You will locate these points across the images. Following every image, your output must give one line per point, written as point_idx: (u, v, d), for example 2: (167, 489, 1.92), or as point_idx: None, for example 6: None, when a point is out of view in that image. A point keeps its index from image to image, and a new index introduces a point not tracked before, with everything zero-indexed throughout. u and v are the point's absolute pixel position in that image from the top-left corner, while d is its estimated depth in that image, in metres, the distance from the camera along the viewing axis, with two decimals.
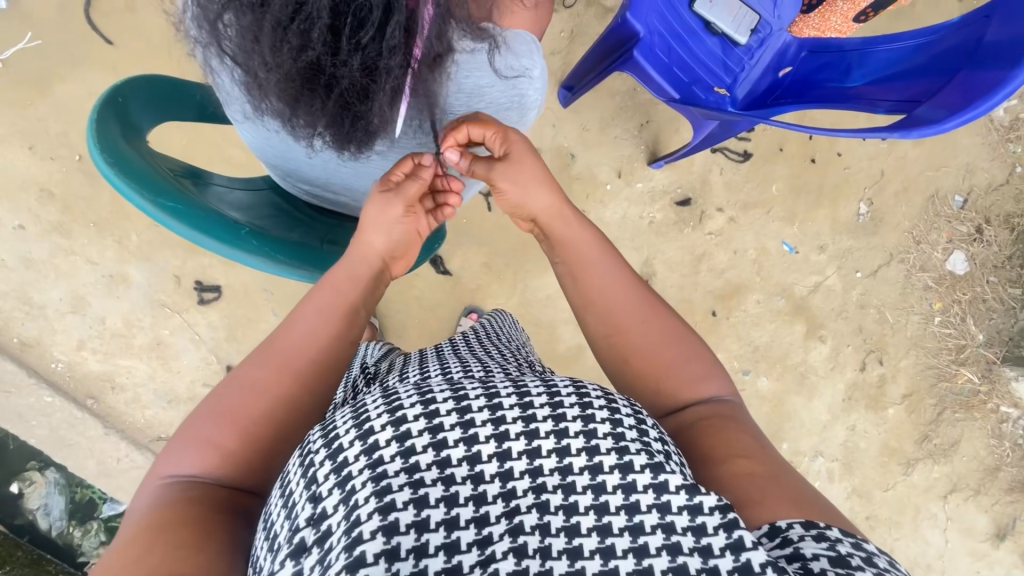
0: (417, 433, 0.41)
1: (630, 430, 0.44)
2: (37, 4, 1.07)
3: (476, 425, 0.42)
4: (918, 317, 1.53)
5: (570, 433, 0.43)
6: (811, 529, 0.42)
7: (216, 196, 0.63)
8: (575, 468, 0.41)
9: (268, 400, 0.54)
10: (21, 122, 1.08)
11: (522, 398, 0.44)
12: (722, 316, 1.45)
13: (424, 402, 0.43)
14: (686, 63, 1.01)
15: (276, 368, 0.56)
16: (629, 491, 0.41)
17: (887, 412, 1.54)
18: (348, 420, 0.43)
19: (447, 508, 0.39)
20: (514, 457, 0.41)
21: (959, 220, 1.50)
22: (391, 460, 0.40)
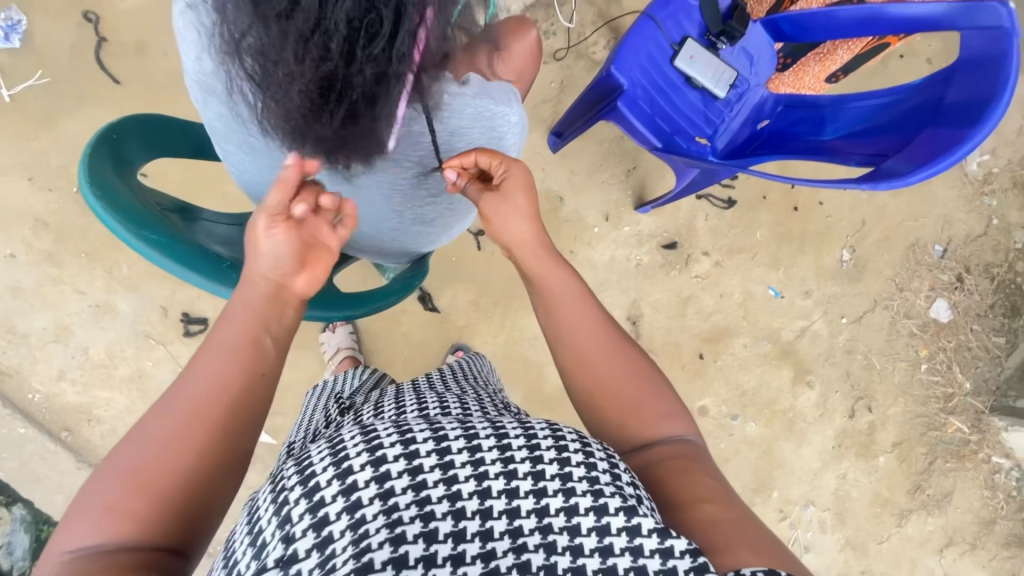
0: (396, 474, 0.41)
1: (605, 472, 0.44)
2: (50, 45, 1.12)
3: (455, 466, 0.42)
4: (905, 364, 1.53)
5: (547, 475, 0.42)
6: None
7: (202, 230, 0.64)
8: (552, 509, 0.41)
9: (166, 461, 0.47)
10: (23, 154, 1.11)
11: (500, 440, 0.44)
12: (709, 359, 1.45)
13: (403, 440, 0.42)
14: (669, 114, 1.05)
15: (179, 424, 0.48)
16: (602, 533, 0.40)
17: (878, 461, 1.52)
18: (326, 456, 0.42)
19: (424, 546, 0.39)
20: (493, 496, 0.41)
21: (940, 269, 1.54)
22: (369, 502, 0.40)
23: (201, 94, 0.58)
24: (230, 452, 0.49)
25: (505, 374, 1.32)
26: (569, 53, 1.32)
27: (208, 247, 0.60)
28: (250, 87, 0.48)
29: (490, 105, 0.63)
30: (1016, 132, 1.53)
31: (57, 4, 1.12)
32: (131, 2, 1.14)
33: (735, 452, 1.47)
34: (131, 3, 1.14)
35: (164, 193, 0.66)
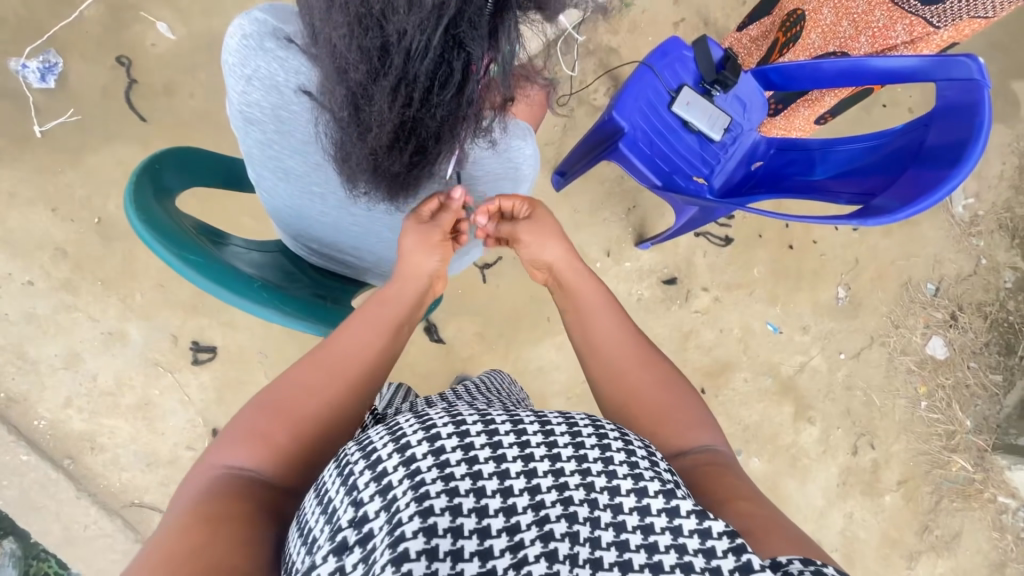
0: (450, 449, 0.42)
1: (642, 459, 0.46)
2: (83, 85, 1.18)
3: (504, 446, 0.43)
4: (905, 401, 1.55)
5: (590, 458, 0.44)
6: (809, 565, 0.41)
7: (232, 254, 0.68)
8: (597, 486, 0.43)
9: (288, 433, 0.54)
10: (49, 186, 1.15)
11: (544, 426, 0.45)
12: (711, 394, 1.46)
13: (456, 422, 0.44)
14: (668, 155, 1.11)
15: (301, 406, 0.56)
16: (643, 512, 0.42)
17: (884, 500, 1.51)
18: (384, 436, 0.44)
19: (479, 517, 0.40)
20: (540, 475, 0.43)
21: (933, 307, 1.57)
22: (428, 470, 0.41)
23: (243, 125, 0.63)
24: (356, 412, 0.58)
25: None
26: (572, 98, 1.40)
27: (239, 268, 0.63)
28: (333, 123, 0.54)
29: (513, 141, 0.65)
30: (997, 177, 1.60)
31: (92, 48, 1.19)
32: (162, 47, 1.22)
33: None
34: (162, 48, 1.22)
35: (196, 220, 0.70)
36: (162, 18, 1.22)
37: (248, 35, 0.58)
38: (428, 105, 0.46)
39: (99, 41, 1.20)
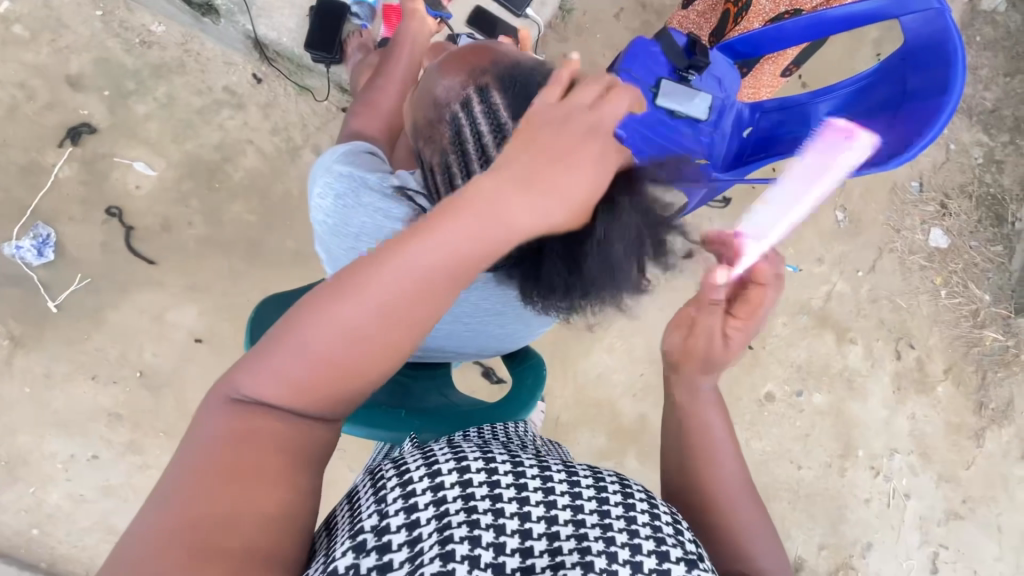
0: (475, 469, 0.45)
1: (668, 525, 0.46)
2: (82, 247, 1.16)
3: (526, 477, 0.46)
4: (927, 296, 1.63)
5: (613, 515, 0.45)
6: None
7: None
8: (616, 527, 0.44)
9: (358, 369, 0.49)
10: (80, 356, 1.13)
11: (570, 475, 0.47)
12: (758, 347, 1.52)
13: (485, 458, 0.47)
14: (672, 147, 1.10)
15: (384, 321, 0.48)
16: (662, 558, 0.43)
17: (938, 392, 1.60)
18: (418, 459, 0.48)
19: (496, 533, 0.43)
20: (559, 507, 0.45)
21: (923, 202, 1.67)
22: (450, 486, 0.44)
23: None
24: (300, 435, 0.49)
25: (582, 419, 1.37)
26: None
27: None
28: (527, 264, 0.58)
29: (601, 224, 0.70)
30: None
31: (79, 209, 1.17)
32: (146, 186, 1.21)
33: (811, 425, 1.51)
34: (146, 187, 1.21)
35: None
36: (138, 157, 1.21)
37: (338, 191, 0.66)
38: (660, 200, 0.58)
39: (83, 199, 1.18)
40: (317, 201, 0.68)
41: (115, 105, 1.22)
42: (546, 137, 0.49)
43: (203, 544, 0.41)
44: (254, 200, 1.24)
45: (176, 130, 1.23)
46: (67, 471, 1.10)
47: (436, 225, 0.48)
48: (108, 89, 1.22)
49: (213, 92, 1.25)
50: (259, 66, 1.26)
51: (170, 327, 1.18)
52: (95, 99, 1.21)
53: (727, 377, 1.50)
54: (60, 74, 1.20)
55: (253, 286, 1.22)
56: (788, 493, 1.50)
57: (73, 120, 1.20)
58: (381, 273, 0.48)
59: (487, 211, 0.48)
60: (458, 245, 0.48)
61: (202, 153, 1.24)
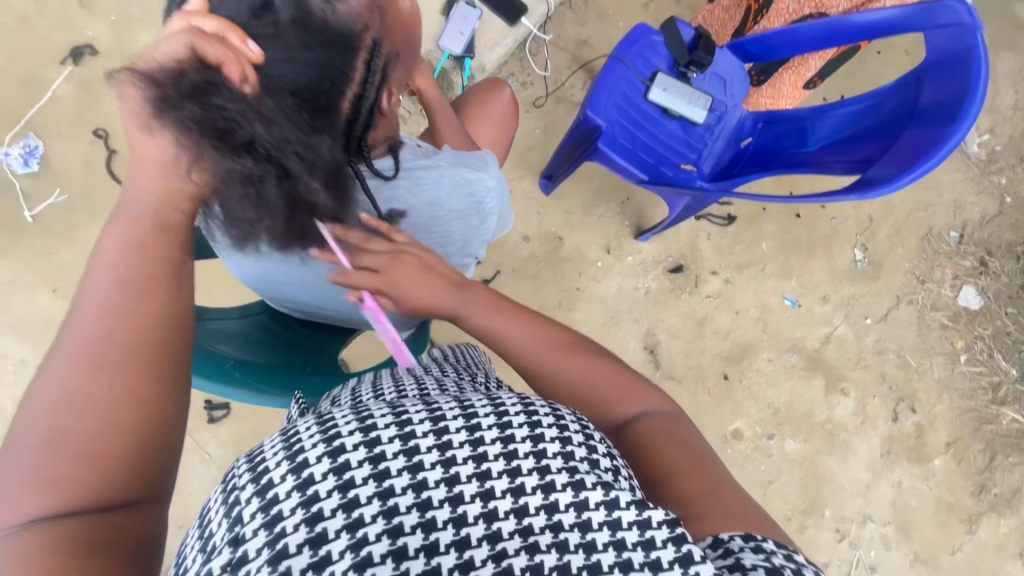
0: (352, 446, 0.37)
1: (580, 447, 0.41)
2: (66, 163, 1.20)
3: (417, 437, 0.38)
4: (943, 358, 1.47)
5: (519, 454, 0.39)
6: (749, 540, 0.40)
7: (212, 328, 0.67)
8: (524, 469, 0.38)
9: (96, 419, 0.42)
10: (47, 268, 1.17)
11: (468, 419, 0.40)
12: (735, 379, 1.41)
13: (363, 426, 0.38)
14: (649, 146, 1.05)
15: (81, 362, 0.44)
16: (579, 488, 0.37)
17: (934, 464, 1.44)
18: (277, 448, 0.38)
19: (386, 519, 0.35)
20: (459, 462, 0.38)
21: (960, 255, 1.49)
22: (322, 479, 0.36)
23: None
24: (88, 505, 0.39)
25: None
26: (549, 98, 1.35)
27: (215, 348, 0.64)
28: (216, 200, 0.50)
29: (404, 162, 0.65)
30: (1012, 107, 1.50)
31: (69, 125, 1.21)
32: None
33: (778, 473, 1.39)
34: None
35: None
36: None
37: None
38: (250, 133, 0.43)
39: (74, 117, 1.21)
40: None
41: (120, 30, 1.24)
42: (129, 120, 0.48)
43: None
44: None
45: None
46: (15, 374, 1.15)
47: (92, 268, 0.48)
48: (115, 15, 1.24)
49: None
50: None
51: None
52: (101, 23, 1.24)
53: (695, 405, 1.39)
54: None
55: None
56: None
57: (78, 39, 1.23)
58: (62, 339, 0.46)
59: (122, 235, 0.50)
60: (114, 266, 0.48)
61: None
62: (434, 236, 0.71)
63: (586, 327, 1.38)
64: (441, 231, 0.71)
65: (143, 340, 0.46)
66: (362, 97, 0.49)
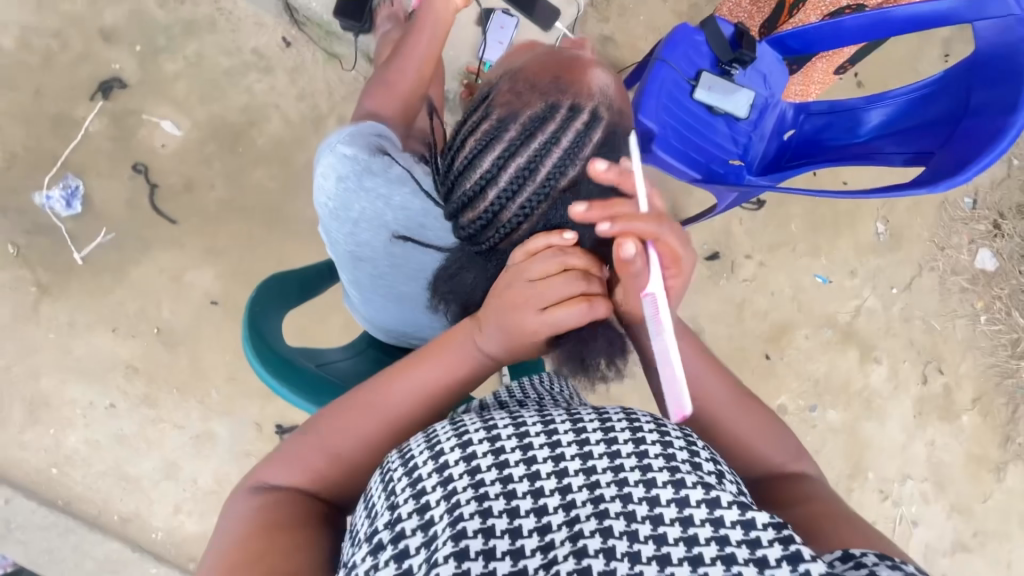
0: (478, 441, 0.43)
1: (681, 451, 0.43)
2: (109, 202, 1.19)
3: (534, 444, 0.43)
4: (965, 320, 1.54)
5: (623, 455, 0.42)
6: (885, 558, 0.41)
7: (346, 370, 0.72)
8: (627, 466, 0.42)
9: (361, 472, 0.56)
10: (104, 310, 1.17)
11: (576, 426, 0.44)
12: (776, 358, 1.47)
13: (488, 427, 0.44)
14: (700, 145, 1.08)
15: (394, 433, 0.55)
16: (679, 487, 0.41)
17: (962, 420, 1.52)
18: (421, 444, 0.45)
19: (508, 500, 0.41)
20: (568, 459, 0.42)
21: (975, 220, 1.56)
22: (455, 465, 0.42)
23: (351, 262, 0.69)
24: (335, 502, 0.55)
25: None
26: None
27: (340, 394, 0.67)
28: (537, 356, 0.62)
29: None
30: None
31: (107, 162, 1.20)
32: (172, 145, 1.22)
33: (822, 443, 1.46)
34: (172, 146, 1.22)
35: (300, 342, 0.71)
36: (166, 116, 1.22)
37: (342, 176, 0.65)
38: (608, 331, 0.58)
39: (112, 154, 1.20)
40: (323, 180, 0.67)
41: (146, 61, 1.22)
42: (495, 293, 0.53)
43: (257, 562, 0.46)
44: (276, 166, 1.24)
45: (203, 90, 1.23)
46: (85, 417, 1.15)
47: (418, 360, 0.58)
48: (140, 45, 1.22)
49: (242, 53, 1.24)
50: (289, 29, 1.25)
51: (187, 287, 1.20)
52: (127, 54, 1.22)
53: None
54: (95, 25, 1.21)
55: (270, 254, 1.22)
56: None
57: (104, 73, 1.21)
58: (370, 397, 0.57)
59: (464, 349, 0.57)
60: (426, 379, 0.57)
61: (228, 116, 1.24)
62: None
63: None
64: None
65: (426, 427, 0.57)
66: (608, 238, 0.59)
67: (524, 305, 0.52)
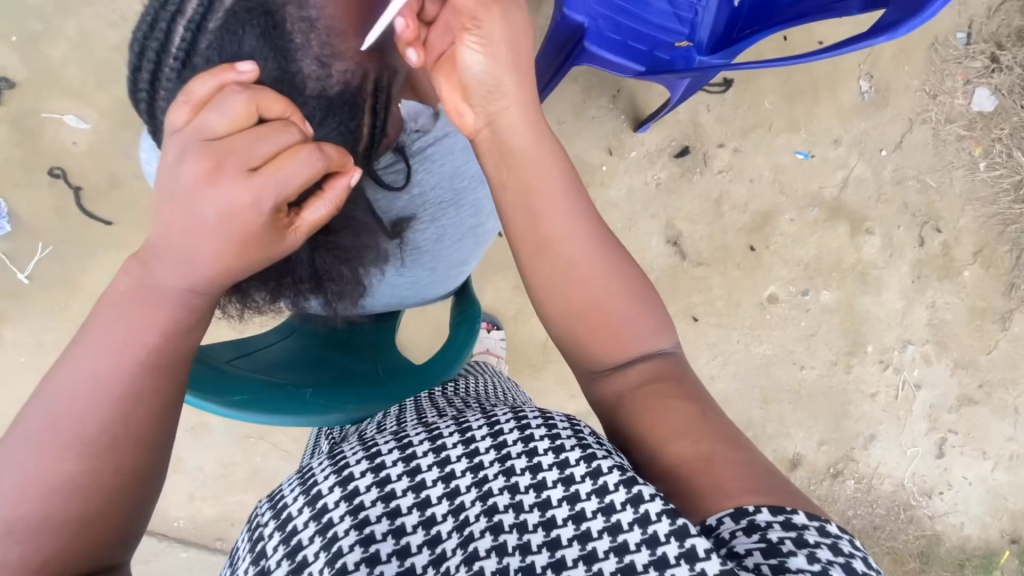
0: (359, 475, 0.45)
1: (541, 440, 0.47)
2: (36, 214, 1.13)
3: (397, 478, 0.45)
4: (963, 171, 1.43)
5: (485, 465, 0.46)
6: (739, 522, 0.47)
7: (258, 359, 0.69)
8: (488, 474, 0.46)
9: (75, 508, 0.50)
10: (67, 324, 1.16)
11: (435, 445, 0.47)
12: (762, 248, 1.41)
13: (369, 458, 0.46)
14: (637, 32, 0.97)
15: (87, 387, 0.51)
16: (540, 488, 0.45)
17: (963, 277, 1.45)
18: (295, 488, 0.46)
19: (390, 519, 0.44)
20: (430, 484, 0.45)
21: (969, 57, 1.40)
22: (335, 506, 0.44)
23: None
24: (77, 473, 0.50)
25: None
26: None
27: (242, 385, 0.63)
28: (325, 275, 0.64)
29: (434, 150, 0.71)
30: None
31: (22, 173, 1.12)
32: (83, 141, 1.13)
33: (818, 324, 1.43)
34: (83, 142, 1.13)
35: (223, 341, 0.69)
36: (68, 110, 1.13)
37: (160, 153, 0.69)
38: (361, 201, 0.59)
39: (23, 163, 1.12)
40: (149, 166, 0.72)
41: (28, 52, 1.11)
42: (169, 208, 0.50)
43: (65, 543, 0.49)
44: None
45: (98, 74, 1.13)
46: None
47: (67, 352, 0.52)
48: (16, 34, 1.10)
49: (128, 22, 1.12)
50: None
51: None
52: (6, 48, 1.10)
53: (727, 281, 1.40)
54: None
55: None
56: (790, 394, 1.45)
57: None
58: (38, 404, 0.51)
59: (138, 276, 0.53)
60: (107, 355, 0.52)
61: None
62: (465, 208, 0.78)
63: None
64: (467, 198, 0.77)
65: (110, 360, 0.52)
66: (374, 128, 0.59)
67: (227, 157, 0.48)
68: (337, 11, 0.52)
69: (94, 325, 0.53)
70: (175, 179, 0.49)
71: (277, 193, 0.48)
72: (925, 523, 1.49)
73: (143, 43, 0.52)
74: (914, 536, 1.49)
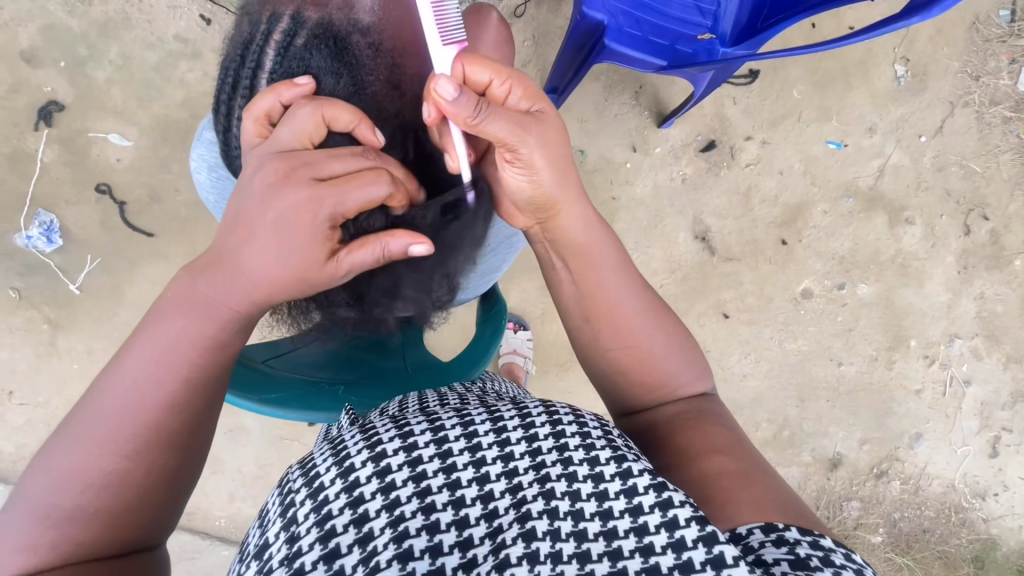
0: (392, 454, 0.43)
1: (574, 435, 0.45)
2: (83, 229, 1.20)
3: (426, 460, 0.43)
4: (1011, 154, 1.36)
5: (516, 454, 0.44)
6: (770, 534, 0.44)
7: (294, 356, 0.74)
8: (520, 467, 0.44)
9: (111, 502, 0.51)
10: (114, 331, 1.22)
11: (467, 429, 0.45)
12: (794, 242, 1.37)
13: (401, 435, 0.44)
14: (659, 27, 0.96)
15: (140, 391, 0.53)
16: (571, 479, 0.43)
17: (1015, 266, 1.38)
18: (327, 457, 0.45)
19: (421, 498, 0.42)
20: (460, 468, 0.43)
21: (1014, 34, 1.33)
22: (367, 481, 0.42)
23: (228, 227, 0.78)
24: (120, 472, 0.52)
25: None
26: (528, 4, 1.22)
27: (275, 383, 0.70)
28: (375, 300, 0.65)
29: None
30: None
31: (71, 190, 1.19)
32: (126, 158, 1.19)
33: (856, 319, 1.38)
34: (126, 159, 1.19)
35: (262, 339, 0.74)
36: (112, 129, 1.19)
37: (209, 163, 0.75)
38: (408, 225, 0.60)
39: (72, 181, 1.19)
40: (200, 177, 0.78)
41: (75, 75, 1.17)
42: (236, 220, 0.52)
43: (103, 535, 0.51)
44: None
45: (139, 94, 1.18)
46: None
47: (125, 352, 0.54)
48: (64, 60, 1.17)
49: (165, 43, 1.17)
50: (205, 5, 1.17)
51: None
52: (55, 73, 1.17)
53: (758, 276, 1.37)
54: (15, 50, 1.16)
55: None
56: (827, 392, 1.40)
57: (40, 99, 1.17)
58: (93, 398, 0.53)
59: (197, 288, 0.55)
60: (153, 360, 0.53)
61: (172, 114, 1.19)
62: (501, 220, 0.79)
63: (632, 232, 1.36)
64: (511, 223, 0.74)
65: (167, 367, 0.54)
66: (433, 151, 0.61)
67: (298, 169, 0.51)
68: (394, 32, 0.59)
69: (158, 329, 0.55)
70: (248, 188, 0.52)
71: (333, 206, 0.49)
72: (979, 526, 1.42)
73: (229, 104, 0.60)
74: (967, 540, 1.42)
